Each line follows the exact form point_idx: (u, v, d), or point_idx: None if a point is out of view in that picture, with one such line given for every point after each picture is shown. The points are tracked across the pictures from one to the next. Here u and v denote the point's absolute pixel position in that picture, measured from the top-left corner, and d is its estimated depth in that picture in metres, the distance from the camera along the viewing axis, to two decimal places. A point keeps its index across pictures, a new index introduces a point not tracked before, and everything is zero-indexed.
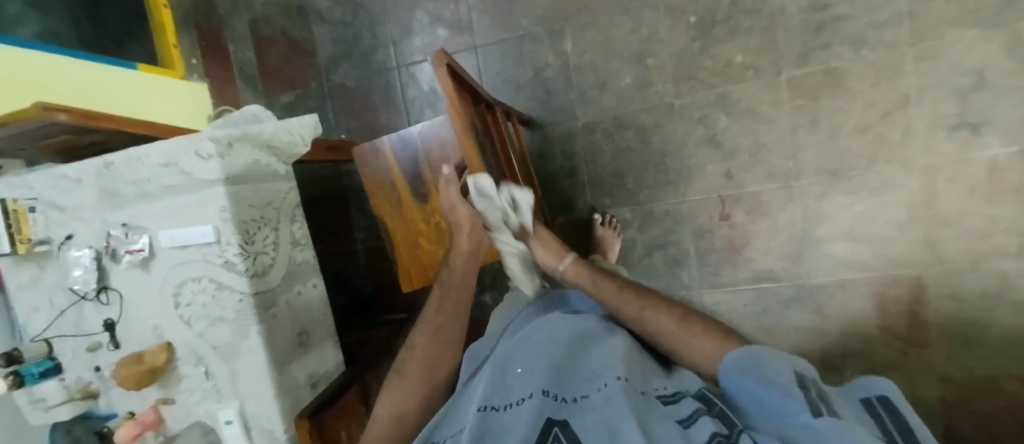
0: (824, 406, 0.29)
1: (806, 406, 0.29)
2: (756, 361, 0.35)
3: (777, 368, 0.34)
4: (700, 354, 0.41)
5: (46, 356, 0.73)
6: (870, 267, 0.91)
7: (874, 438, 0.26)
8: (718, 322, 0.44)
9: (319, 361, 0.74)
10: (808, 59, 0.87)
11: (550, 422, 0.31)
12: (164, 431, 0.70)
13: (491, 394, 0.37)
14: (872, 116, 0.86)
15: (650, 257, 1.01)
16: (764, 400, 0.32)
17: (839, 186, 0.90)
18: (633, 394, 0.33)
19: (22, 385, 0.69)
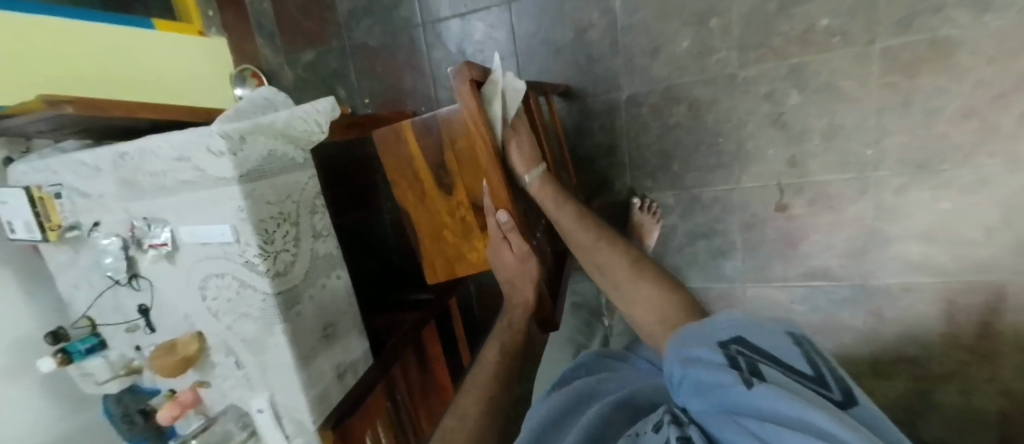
0: (753, 375, 0.27)
1: (738, 378, 0.27)
2: (690, 353, 0.32)
3: (696, 355, 0.31)
4: (643, 300, 0.43)
5: (90, 332, 0.76)
6: (944, 272, 0.81)
7: (813, 401, 0.24)
8: (669, 274, 0.46)
9: (346, 351, 0.73)
10: (912, 27, 0.72)
11: None
12: (205, 410, 0.73)
13: None
14: (982, 99, 0.72)
15: (691, 246, 0.93)
16: (702, 385, 0.29)
17: (925, 180, 0.77)
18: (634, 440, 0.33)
19: (72, 361, 0.73)
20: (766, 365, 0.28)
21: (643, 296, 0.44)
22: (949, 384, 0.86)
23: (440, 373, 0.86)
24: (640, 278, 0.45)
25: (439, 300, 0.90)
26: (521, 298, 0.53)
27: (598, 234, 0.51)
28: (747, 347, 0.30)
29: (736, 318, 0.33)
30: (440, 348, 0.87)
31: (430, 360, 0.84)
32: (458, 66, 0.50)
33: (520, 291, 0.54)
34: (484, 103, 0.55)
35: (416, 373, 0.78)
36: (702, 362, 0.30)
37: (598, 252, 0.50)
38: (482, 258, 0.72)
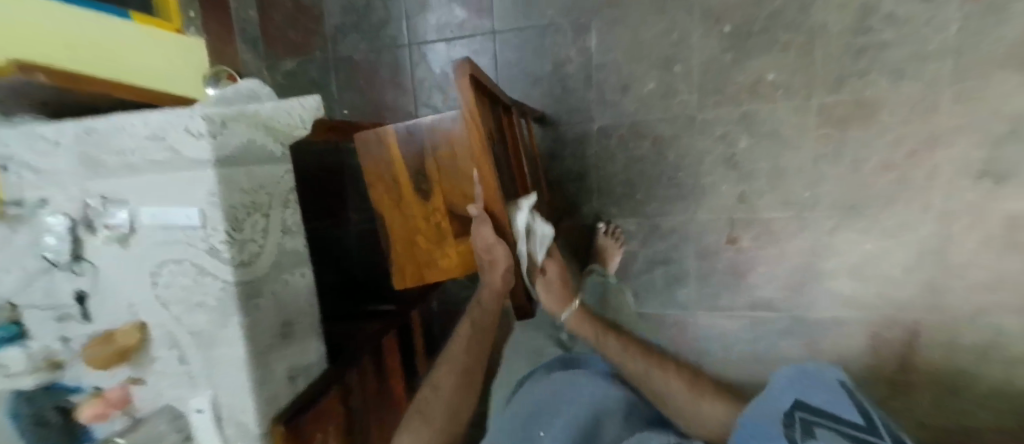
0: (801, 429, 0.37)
1: (786, 431, 0.37)
2: (754, 415, 0.42)
3: (760, 412, 0.42)
4: (708, 417, 0.55)
5: (12, 320, 0.67)
6: (871, 307, 0.90)
7: None
8: (710, 382, 0.58)
9: (301, 353, 0.70)
10: (842, 88, 0.84)
11: None
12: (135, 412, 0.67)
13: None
14: (897, 154, 0.83)
15: (650, 272, 0.98)
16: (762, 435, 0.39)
17: (853, 222, 0.87)
18: None
19: None
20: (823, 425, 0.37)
21: (673, 382, 0.57)
22: None
23: (396, 391, 0.84)
24: (700, 400, 0.56)
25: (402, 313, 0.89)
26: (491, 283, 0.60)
27: (652, 364, 0.58)
28: (803, 407, 0.40)
29: (792, 379, 0.43)
30: (399, 363, 0.86)
31: (389, 374, 0.82)
32: (459, 60, 0.50)
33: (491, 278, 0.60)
34: (479, 99, 0.56)
35: (376, 386, 0.76)
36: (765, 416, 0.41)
37: (659, 371, 0.58)
38: (453, 264, 0.73)
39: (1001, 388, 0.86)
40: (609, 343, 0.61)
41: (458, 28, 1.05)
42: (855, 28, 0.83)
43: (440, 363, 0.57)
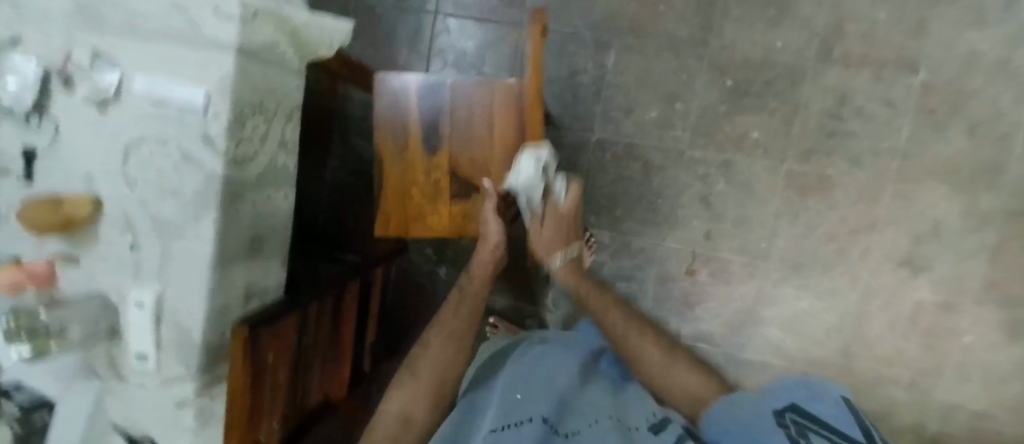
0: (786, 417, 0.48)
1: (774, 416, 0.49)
2: (755, 403, 0.53)
3: (749, 412, 0.52)
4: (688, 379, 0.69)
5: None
6: (793, 359, 1.00)
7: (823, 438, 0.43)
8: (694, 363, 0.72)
9: (262, 273, 0.67)
10: (810, 160, 0.95)
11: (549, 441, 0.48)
12: (54, 293, 0.59)
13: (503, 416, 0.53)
14: (842, 229, 0.95)
15: (611, 285, 1.03)
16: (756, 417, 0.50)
17: (795, 279, 0.97)
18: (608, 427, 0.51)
19: None
20: (813, 431, 0.45)
21: (648, 350, 0.73)
22: None
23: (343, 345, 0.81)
24: (675, 365, 0.71)
25: (364, 267, 0.87)
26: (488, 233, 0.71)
27: (635, 332, 0.75)
28: (799, 406, 0.49)
29: (799, 386, 0.52)
30: (354, 317, 0.83)
31: (343, 323, 0.79)
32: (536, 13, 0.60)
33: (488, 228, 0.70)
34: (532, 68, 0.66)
35: (330, 330, 0.74)
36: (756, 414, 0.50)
37: (643, 341, 0.74)
38: (441, 224, 0.73)
39: None
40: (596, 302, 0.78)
41: (488, 12, 1.07)
42: (830, 113, 0.95)
43: (430, 333, 0.69)
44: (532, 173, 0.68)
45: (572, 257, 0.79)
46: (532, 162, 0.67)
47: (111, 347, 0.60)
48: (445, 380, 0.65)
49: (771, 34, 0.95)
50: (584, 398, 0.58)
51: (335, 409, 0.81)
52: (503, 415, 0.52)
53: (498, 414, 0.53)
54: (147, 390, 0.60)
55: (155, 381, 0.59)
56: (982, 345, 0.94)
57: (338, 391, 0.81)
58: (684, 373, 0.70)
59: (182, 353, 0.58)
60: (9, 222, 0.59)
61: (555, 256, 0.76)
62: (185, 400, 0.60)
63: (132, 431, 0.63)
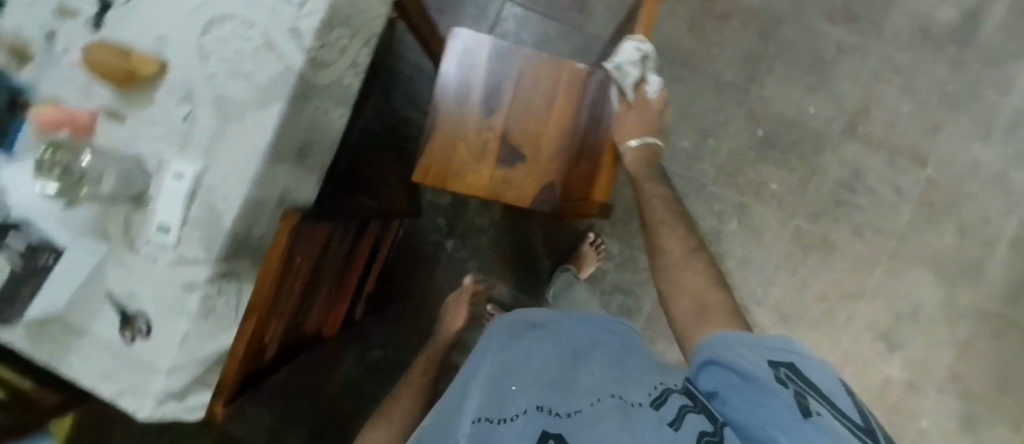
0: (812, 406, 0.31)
1: (795, 401, 0.31)
2: (723, 347, 0.38)
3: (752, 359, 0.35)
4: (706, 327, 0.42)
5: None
6: None
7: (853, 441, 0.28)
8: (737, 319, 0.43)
9: (299, 183, 0.67)
10: (818, 221, 1.01)
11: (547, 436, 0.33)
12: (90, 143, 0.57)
13: (487, 407, 0.38)
14: (833, 292, 1.00)
15: (608, 296, 1.04)
16: (735, 378, 0.35)
17: (783, 330, 1.00)
18: (622, 408, 0.35)
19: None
20: (812, 396, 0.32)
21: (674, 240, 0.53)
22: None
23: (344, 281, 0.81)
24: (707, 321, 0.43)
25: (385, 212, 0.86)
26: (520, 199, 0.74)
27: (691, 262, 0.50)
28: (795, 372, 0.34)
29: (790, 344, 0.38)
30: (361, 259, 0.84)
31: (354, 260, 0.79)
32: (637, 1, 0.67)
33: (522, 194, 0.74)
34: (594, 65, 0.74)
35: (344, 260, 0.73)
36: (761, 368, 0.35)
37: (668, 230, 0.55)
38: (479, 184, 0.75)
39: None
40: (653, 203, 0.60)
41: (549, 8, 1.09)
42: (844, 184, 1.01)
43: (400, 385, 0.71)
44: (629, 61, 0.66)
45: (636, 157, 0.66)
46: (632, 48, 0.66)
47: (130, 211, 0.58)
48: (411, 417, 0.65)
49: (806, 99, 1.03)
50: (587, 371, 0.43)
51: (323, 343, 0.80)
52: (491, 406, 0.39)
53: (481, 404, 0.39)
54: (157, 265, 0.58)
55: (168, 257, 0.57)
56: (935, 429, 1.00)
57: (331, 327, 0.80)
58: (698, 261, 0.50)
59: (204, 235, 0.57)
60: (61, 62, 0.58)
61: (631, 140, 0.67)
62: (193, 284, 0.57)
63: (121, 307, 0.58)
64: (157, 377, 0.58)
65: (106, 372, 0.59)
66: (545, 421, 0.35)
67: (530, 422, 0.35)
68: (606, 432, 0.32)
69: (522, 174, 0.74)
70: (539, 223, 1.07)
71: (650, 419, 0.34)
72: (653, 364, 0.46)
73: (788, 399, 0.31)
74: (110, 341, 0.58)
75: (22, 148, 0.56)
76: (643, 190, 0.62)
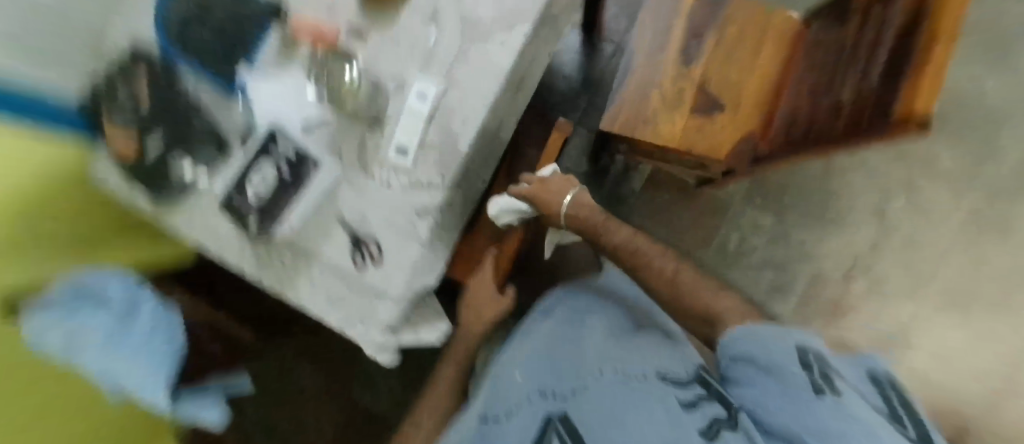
0: (825, 387, 0.36)
1: (811, 388, 0.36)
2: (746, 340, 0.43)
3: (778, 346, 0.40)
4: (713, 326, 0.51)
5: None
6: (932, 389, 0.97)
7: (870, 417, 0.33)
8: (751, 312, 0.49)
9: (509, 121, 0.65)
10: (998, 200, 0.94)
11: (552, 417, 0.49)
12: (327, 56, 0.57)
13: (497, 406, 0.57)
14: (1014, 275, 0.94)
15: (760, 272, 0.99)
16: (752, 380, 0.40)
17: (950, 312, 0.96)
18: (617, 382, 0.48)
19: None
20: (835, 380, 0.36)
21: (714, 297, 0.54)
22: None
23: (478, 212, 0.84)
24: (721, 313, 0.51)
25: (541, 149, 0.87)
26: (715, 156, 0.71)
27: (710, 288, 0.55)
28: (815, 354, 0.39)
29: (811, 336, 0.41)
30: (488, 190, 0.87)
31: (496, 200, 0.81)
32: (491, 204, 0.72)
33: (716, 150, 0.71)
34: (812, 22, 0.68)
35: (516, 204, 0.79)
36: (773, 346, 0.40)
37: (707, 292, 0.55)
38: (672, 134, 0.71)
39: None
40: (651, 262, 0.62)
41: None
42: None
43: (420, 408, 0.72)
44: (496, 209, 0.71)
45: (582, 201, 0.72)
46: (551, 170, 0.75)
47: (366, 134, 0.58)
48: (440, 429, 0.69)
49: (986, 72, 0.95)
50: (590, 348, 0.56)
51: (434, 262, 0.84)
52: (504, 398, 0.57)
53: (500, 396, 0.58)
54: (391, 190, 0.57)
55: (404, 179, 0.57)
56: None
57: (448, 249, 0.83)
58: (730, 298, 0.52)
59: (442, 158, 0.57)
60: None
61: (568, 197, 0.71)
62: (428, 209, 0.57)
63: (353, 232, 0.58)
64: (384, 304, 0.57)
65: (335, 297, 0.58)
66: (547, 405, 0.51)
67: (534, 411, 0.52)
68: (596, 400, 0.47)
69: (717, 130, 0.71)
70: (666, 196, 1.04)
71: (631, 383, 0.46)
72: (652, 337, 0.56)
73: (805, 378, 0.37)
74: (342, 266, 0.58)
75: (261, 64, 0.60)
76: (608, 240, 0.68)
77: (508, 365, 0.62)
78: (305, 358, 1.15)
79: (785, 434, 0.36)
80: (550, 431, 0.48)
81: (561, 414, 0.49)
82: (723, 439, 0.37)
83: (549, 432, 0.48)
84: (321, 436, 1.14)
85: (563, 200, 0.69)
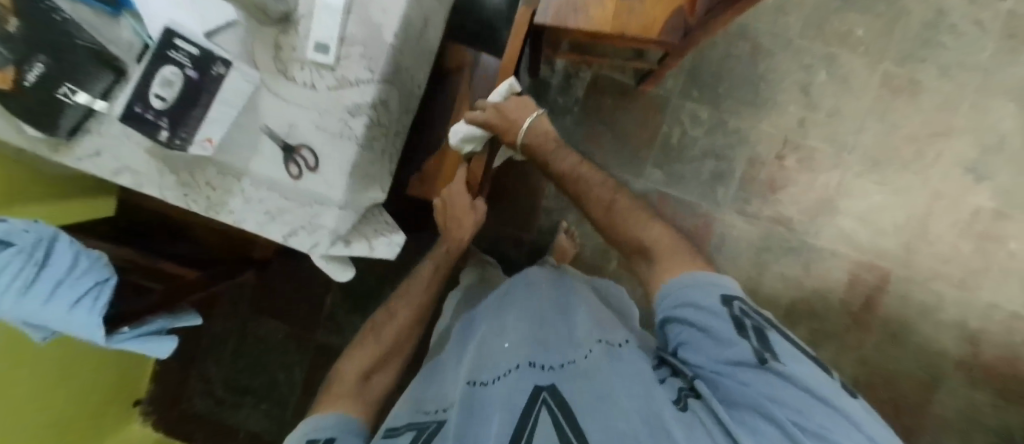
0: (766, 352, 0.46)
1: (754, 351, 0.46)
2: (684, 295, 0.53)
3: (714, 304, 0.50)
4: (665, 258, 0.59)
5: None
6: (861, 248, 1.08)
7: (798, 371, 0.44)
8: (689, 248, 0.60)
9: (435, 11, 0.63)
10: (905, 64, 1.06)
11: (542, 389, 0.52)
12: None
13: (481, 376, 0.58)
14: (922, 131, 1.06)
15: (701, 161, 1.07)
16: (699, 345, 0.50)
17: (872, 174, 1.07)
18: (606, 358, 0.55)
19: None
20: (765, 334, 0.48)
21: (656, 231, 0.63)
22: (832, 341, 1.10)
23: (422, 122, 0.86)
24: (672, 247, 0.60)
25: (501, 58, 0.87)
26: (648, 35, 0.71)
27: (650, 220, 0.65)
28: (745, 310, 0.50)
29: (734, 286, 0.53)
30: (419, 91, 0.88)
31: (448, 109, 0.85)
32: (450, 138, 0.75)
33: (649, 30, 0.71)
34: None
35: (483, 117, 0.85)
36: (716, 315, 0.49)
37: (649, 224, 0.65)
38: (604, 18, 0.71)
39: (928, 343, 1.10)
40: (594, 191, 0.69)
41: None
42: (930, 25, 1.06)
43: (366, 332, 0.75)
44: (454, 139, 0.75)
45: (540, 125, 0.74)
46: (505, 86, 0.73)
47: (280, 36, 0.55)
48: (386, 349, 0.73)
49: None
50: (574, 324, 0.63)
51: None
52: (489, 367, 0.59)
53: (480, 366, 0.60)
54: (316, 91, 0.54)
55: (330, 79, 0.54)
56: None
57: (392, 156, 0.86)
58: (658, 229, 0.63)
59: (369, 52, 0.54)
60: None
61: (528, 117, 0.72)
62: (359, 107, 0.55)
63: (282, 141, 0.54)
64: (328, 212, 0.56)
65: (273, 212, 0.56)
66: (533, 376, 0.54)
67: (519, 378, 0.54)
68: (585, 378, 0.52)
69: (648, 8, 0.71)
70: (608, 100, 1.06)
71: (616, 363, 0.54)
72: (612, 319, 0.65)
73: (749, 347, 0.47)
74: (276, 178, 0.55)
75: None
76: (554, 168, 0.73)
77: (481, 336, 0.67)
78: (268, 312, 1.17)
79: (738, 400, 0.46)
80: (540, 402, 0.50)
81: (548, 388, 0.52)
82: (690, 407, 0.48)
83: (538, 405, 0.50)
84: (293, 383, 1.16)
85: (522, 124, 0.72)
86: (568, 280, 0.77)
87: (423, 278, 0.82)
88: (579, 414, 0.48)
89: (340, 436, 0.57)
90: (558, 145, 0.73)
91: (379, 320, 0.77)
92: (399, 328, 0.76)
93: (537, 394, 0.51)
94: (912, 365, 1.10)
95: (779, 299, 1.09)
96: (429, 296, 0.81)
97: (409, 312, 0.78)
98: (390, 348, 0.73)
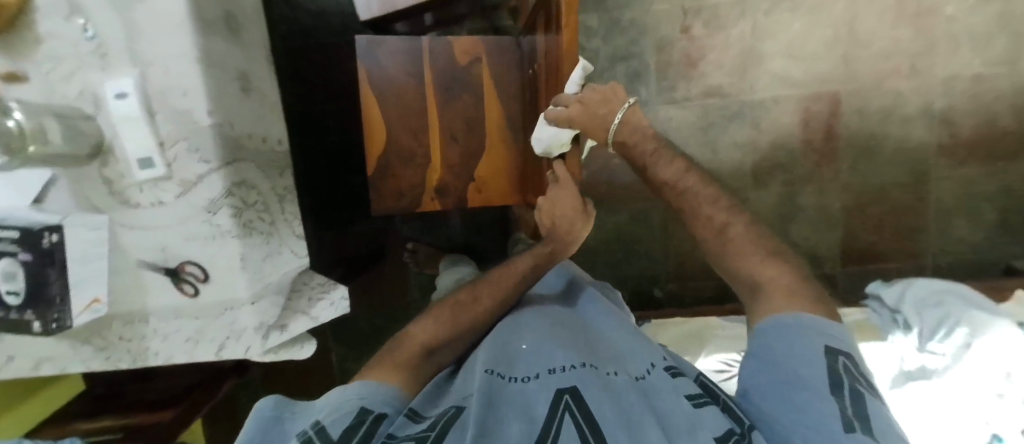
0: (856, 422, 0.44)
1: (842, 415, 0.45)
2: (780, 328, 0.54)
3: (811, 349, 0.50)
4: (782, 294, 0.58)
5: None
6: (800, 83, 1.05)
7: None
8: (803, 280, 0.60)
9: (245, 60, 0.58)
10: None
11: (564, 392, 0.50)
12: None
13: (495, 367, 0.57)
14: None
15: (612, 70, 1.01)
16: (779, 385, 0.50)
17: (784, 4, 1.01)
18: (638, 387, 0.53)
19: None
20: (861, 403, 0.46)
21: (773, 268, 0.62)
22: (808, 180, 1.10)
23: (456, 127, 0.87)
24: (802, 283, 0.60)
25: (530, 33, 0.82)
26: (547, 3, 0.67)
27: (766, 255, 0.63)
28: (850, 372, 0.49)
29: (846, 344, 0.53)
30: (437, 89, 0.86)
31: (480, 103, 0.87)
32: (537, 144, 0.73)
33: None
34: None
35: (520, 108, 0.88)
36: (812, 360, 0.49)
37: (764, 258, 0.63)
38: None
39: (902, 141, 1.10)
40: (703, 209, 0.69)
41: None
42: None
43: (444, 304, 0.72)
44: (541, 142, 0.72)
45: (632, 119, 0.72)
46: (578, 72, 0.65)
47: (103, 169, 0.49)
48: (461, 322, 0.69)
49: None
50: (599, 346, 0.62)
51: (423, 189, 0.89)
52: (504, 362, 0.57)
53: (497, 358, 0.58)
54: (168, 206, 0.51)
55: (173, 188, 0.50)
56: (964, 12, 1.05)
57: (435, 174, 0.89)
58: (776, 267, 0.62)
59: (195, 144, 0.50)
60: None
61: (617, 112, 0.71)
62: (215, 203, 0.51)
63: (164, 267, 0.53)
64: (242, 312, 0.55)
65: (194, 337, 0.55)
66: (553, 380, 0.53)
67: (543, 384, 0.53)
68: (614, 392, 0.51)
69: None
70: None
71: (660, 393, 0.52)
72: (645, 341, 0.64)
73: (837, 409, 0.45)
74: (175, 304, 0.54)
75: None
76: (656, 174, 0.73)
77: (501, 328, 0.67)
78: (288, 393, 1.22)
79: None
80: (562, 406, 0.49)
81: (569, 390, 0.51)
82: None
83: (558, 409, 0.48)
84: None
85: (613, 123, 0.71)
86: (592, 301, 0.76)
87: (513, 272, 0.77)
88: (603, 429, 0.46)
89: (392, 412, 0.52)
90: (656, 145, 0.73)
91: (457, 298, 0.73)
92: (479, 316, 0.70)
93: (558, 398, 0.50)
94: (892, 169, 1.11)
95: (742, 167, 1.08)
96: (500, 286, 0.75)
97: (493, 302, 0.72)
98: (472, 325, 0.69)
